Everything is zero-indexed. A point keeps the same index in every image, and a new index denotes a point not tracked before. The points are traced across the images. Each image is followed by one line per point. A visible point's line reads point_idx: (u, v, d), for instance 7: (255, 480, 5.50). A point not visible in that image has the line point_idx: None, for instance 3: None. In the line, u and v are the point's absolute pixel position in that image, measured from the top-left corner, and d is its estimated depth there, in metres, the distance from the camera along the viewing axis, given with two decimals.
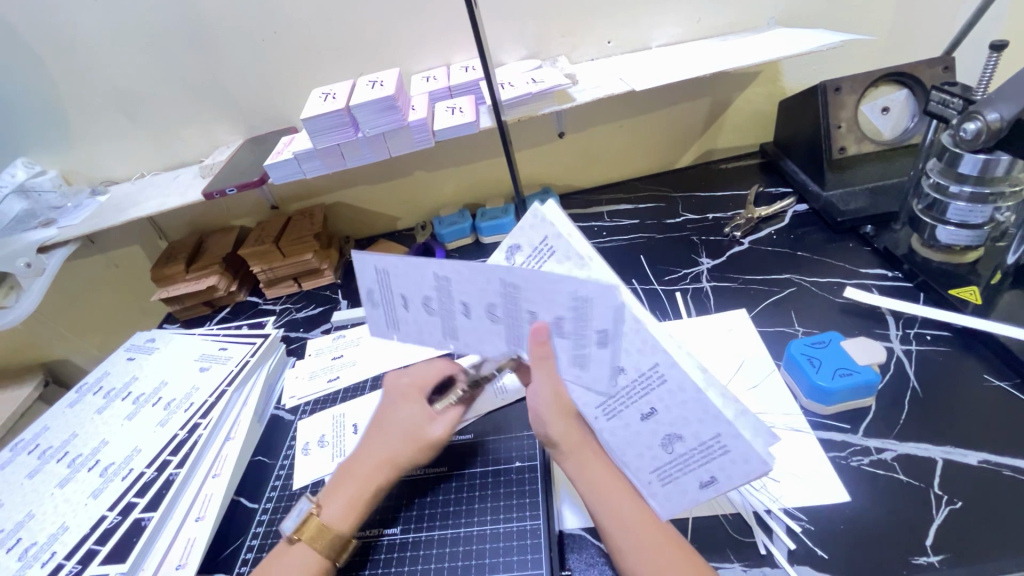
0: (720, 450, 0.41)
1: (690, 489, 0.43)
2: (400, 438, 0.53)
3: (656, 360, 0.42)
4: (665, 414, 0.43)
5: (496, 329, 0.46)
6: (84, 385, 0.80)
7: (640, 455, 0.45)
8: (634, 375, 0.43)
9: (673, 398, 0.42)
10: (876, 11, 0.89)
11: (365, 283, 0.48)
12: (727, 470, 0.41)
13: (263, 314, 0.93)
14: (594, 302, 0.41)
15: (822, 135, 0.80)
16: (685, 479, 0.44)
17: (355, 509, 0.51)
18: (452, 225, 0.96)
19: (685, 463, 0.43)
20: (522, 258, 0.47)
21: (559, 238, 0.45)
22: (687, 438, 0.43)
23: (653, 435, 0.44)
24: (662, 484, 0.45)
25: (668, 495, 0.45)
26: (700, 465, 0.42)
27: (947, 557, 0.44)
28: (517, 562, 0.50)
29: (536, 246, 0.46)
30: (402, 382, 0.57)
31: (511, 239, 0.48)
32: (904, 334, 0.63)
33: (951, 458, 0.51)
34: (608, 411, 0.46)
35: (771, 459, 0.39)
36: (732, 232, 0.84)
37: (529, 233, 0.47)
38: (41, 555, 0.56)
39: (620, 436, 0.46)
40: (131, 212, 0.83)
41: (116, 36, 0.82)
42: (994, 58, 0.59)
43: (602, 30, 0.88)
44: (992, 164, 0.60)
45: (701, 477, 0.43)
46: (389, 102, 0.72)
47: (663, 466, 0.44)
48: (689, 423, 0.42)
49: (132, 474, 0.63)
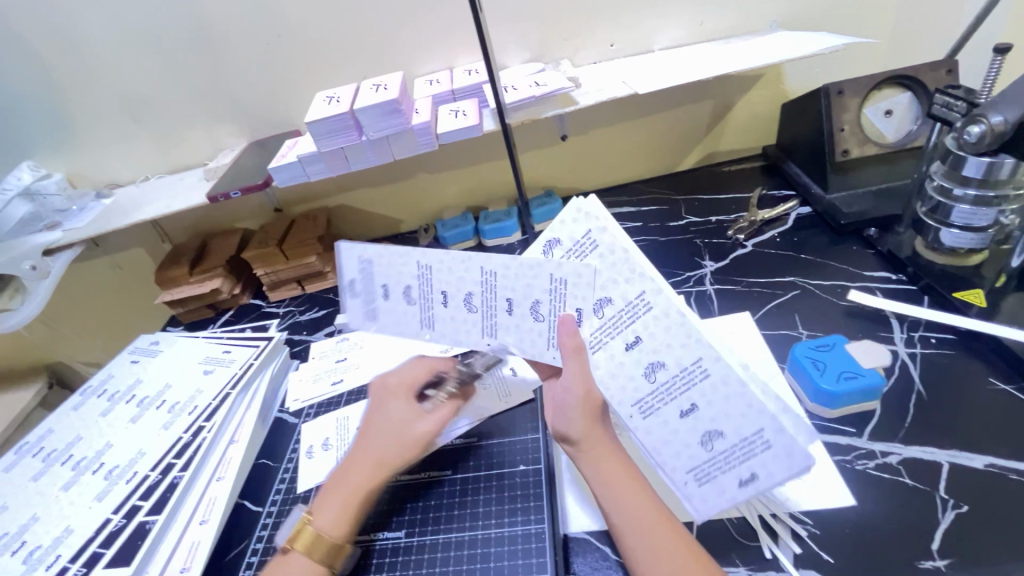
0: (763, 445, 0.40)
1: (729, 489, 0.41)
2: (390, 439, 0.53)
3: (699, 354, 0.43)
4: (705, 411, 0.43)
5: (472, 319, 0.50)
6: (88, 387, 0.80)
7: (677, 454, 0.44)
8: (674, 370, 0.44)
9: (714, 394, 0.42)
10: (880, 13, 0.89)
11: (352, 276, 0.51)
12: (770, 467, 0.39)
13: (267, 317, 0.93)
14: (638, 301, 0.45)
15: (825, 138, 0.81)
16: (724, 478, 0.42)
17: (347, 515, 0.50)
18: (455, 227, 0.96)
19: (725, 462, 0.41)
20: (561, 252, 0.48)
21: (604, 232, 0.46)
22: (728, 435, 0.41)
23: (691, 432, 0.44)
24: (699, 484, 0.43)
25: (705, 496, 0.42)
26: (741, 463, 0.41)
27: (953, 561, 0.44)
28: (521, 565, 0.50)
29: (578, 242, 0.47)
30: (388, 384, 0.57)
31: (550, 233, 0.48)
32: (909, 337, 0.63)
33: (957, 461, 0.51)
34: (645, 408, 0.45)
35: (813, 454, 0.37)
36: (736, 234, 0.84)
37: (570, 226, 0.48)
38: (47, 558, 0.56)
39: (656, 435, 0.45)
40: (135, 215, 0.83)
41: (121, 40, 0.83)
42: (998, 61, 0.59)
43: (605, 33, 0.88)
44: (997, 166, 0.60)
45: (741, 476, 0.41)
46: (392, 106, 0.72)
47: (700, 466, 0.43)
48: (732, 420, 0.41)
49: (138, 477, 0.63)
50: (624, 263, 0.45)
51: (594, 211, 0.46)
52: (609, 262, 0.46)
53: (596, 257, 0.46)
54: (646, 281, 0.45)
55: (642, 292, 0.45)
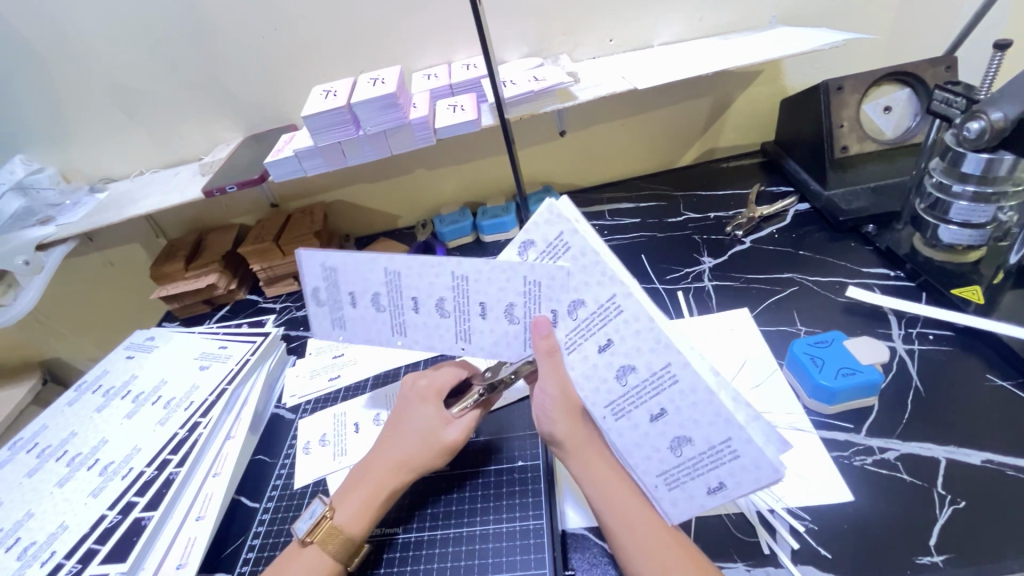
0: (730, 455, 0.41)
1: (697, 494, 0.43)
2: (416, 441, 0.53)
3: (668, 361, 0.42)
4: (674, 414, 0.43)
5: (445, 322, 0.50)
6: (83, 383, 0.80)
7: (647, 457, 0.45)
8: (644, 374, 0.43)
9: (682, 399, 0.42)
10: (878, 10, 0.89)
11: (314, 283, 0.52)
12: (736, 477, 0.41)
13: (264, 312, 0.93)
14: (610, 310, 0.43)
15: (824, 135, 0.80)
16: (692, 483, 0.43)
17: (366, 513, 0.50)
18: (453, 223, 0.96)
19: (693, 467, 0.43)
20: (535, 253, 0.46)
21: (576, 234, 0.43)
22: (697, 442, 0.42)
23: (662, 436, 0.44)
24: (669, 487, 0.44)
25: (675, 499, 0.44)
26: (708, 471, 0.42)
27: (952, 557, 0.44)
28: (520, 561, 0.50)
29: (552, 243, 0.45)
30: (419, 384, 0.57)
31: (522, 235, 0.46)
32: (906, 334, 0.63)
33: (954, 457, 0.51)
34: (615, 410, 0.45)
35: (781, 467, 0.39)
36: (734, 231, 0.84)
37: (542, 228, 0.45)
38: (41, 555, 0.56)
39: (627, 438, 0.45)
40: (130, 210, 0.83)
41: (115, 33, 0.82)
42: (997, 57, 0.59)
43: (604, 28, 0.87)
44: (996, 162, 0.59)
45: (709, 483, 0.42)
46: (390, 100, 0.71)
47: (670, 470, 0.44)
48: (698, 425, 0.42)
49: (133, 473, 0.62)
50: (595, 267, 0.43)
51: (567, 215, 0.44)
52: (581, 265, 0.43)
53: (567, 260, 0.44)
54: (618, 288, 0.42)
55: (614, 299, 0.43)
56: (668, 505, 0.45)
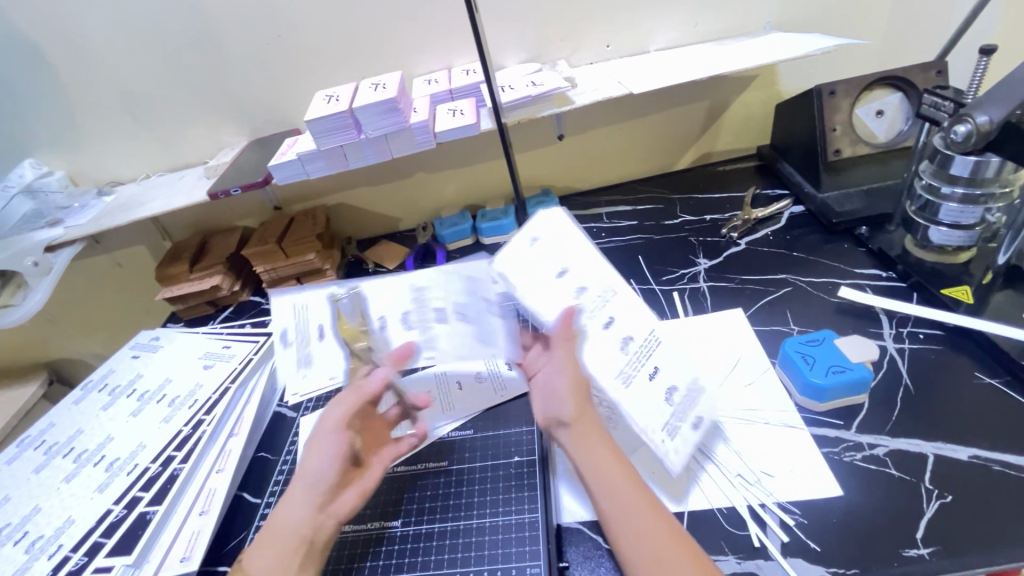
0: (699, 390, 0.55)
1: (689, 434, 0.52)
2: (312, 460, 0.51)
3: (652, 327, 0.57)
4: (664, 371, 0.55)
5: (409, 334, 0.58)
6: (89, 382, 0.81)
7: (649, 413, 0.52)
8: (639, 341, 0.56)
9: (667, 357, 0.56)
10: (871, 16, 0.90)
11: (282, 325, 0.62)
12: (704, 407, 0.54)
13: (266, 313, 0.94)
14: (607, 294, 0.57)
15: (817, 138, 0.82)
16: (683, 427, 0.52)
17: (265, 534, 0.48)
18: (453, 225, 0.97)
19: (683, 410, 0.53)
20: (540, 245, 0.58)
21: (574, 236, 0.59)
22: (682, 388, 0.54)
23: (659, 392, 0.54)
24: (671, 437, 0.52)
25: (678, 444, 0.51)
26: (690, 411, 0.53)
27: (937, 549, 0.45)
28: (516, 553, 0.51)
29: (554, 241, 0.58)
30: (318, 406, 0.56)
31: (530, 230, 0.59)
32: (897, 333, 0.64)
33: (942, 453, 0.52)
34: (625, 377, 0.54)
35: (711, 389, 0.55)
36: (729, 233, 0.85)
37: (544, 228, 0.59)
38: (48, 548, 0.57)
39: (632, 402, 0.53)
40: (137, 212, 0.84)
41: (123, 39, 0.84)
42: (983, 61, 0.60)
43: (602, 34, 0.89)
44: (983, 164, 0.62)
45: (692, 423, 0.53)
46: (391, 104, 0.73)
47: (670, 419, 0.53)
48: (680, 376, 0.55)
49: (138, 469, 0.64)
50: (594, 260, 0.58)
51: (563, 221, 0.59)
52: (580, 258, 0.58)
53: (568, 254, 0.58)
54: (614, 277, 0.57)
55: (610, 287, 0.57)
56: (675, 452, 0.51)
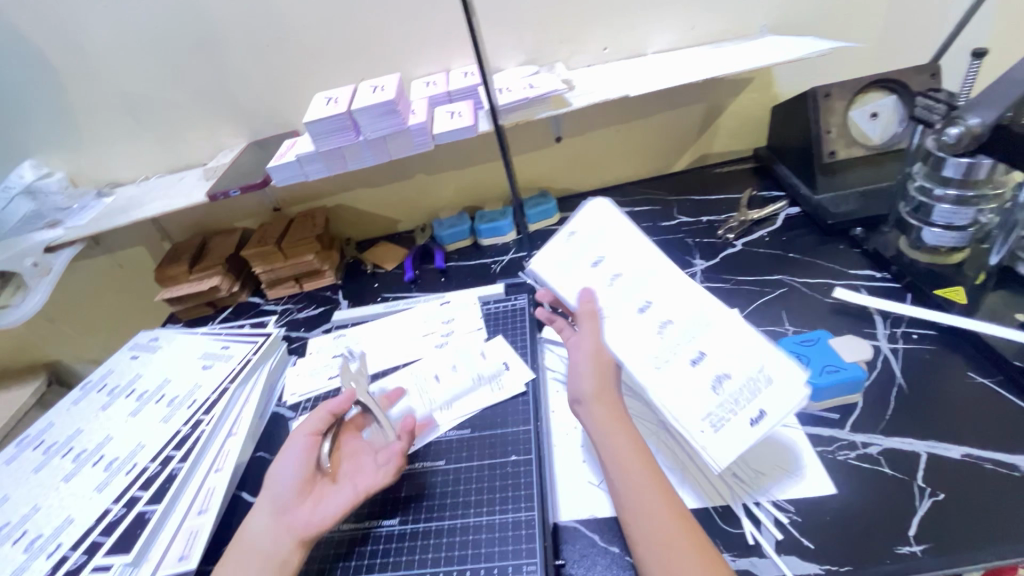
0: (765, 382, 0.47)
1: (743, 431, 0.46)
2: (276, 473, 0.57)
3: (698, 306, 0.53)
4: (712, 357, 0.50)
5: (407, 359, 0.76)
6: (88, 382, 0.81)
7: (689, 399, 0.48)
8: (679, 325, 0.53)
9: (716, 341, 0.51)
10: (867, 19, 0.91)
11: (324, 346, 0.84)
12: (777, 402, 0.46)
13: (265, 314, 0.95)
14: (646, 275, 0.56)
15: (812, 140, 0.82)
16: (736, 421, 0.46)
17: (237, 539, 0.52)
18: (451, 227, 0.98)
19: (735, 403, 0.47)
20: (577, 236, 0.61)
21: (613, 227, 0.60)
22: (736, 376, 0.48)
23: (703, 378, 0.49)
24: (715, 430, 0.46)
25: (725, 441, 0.45)
26: (749, 403, 0.47)
27: (930, 546, 0.46)
28: (513, 551, 0.51)
29: (593, 233, 0.61)
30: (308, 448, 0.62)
31: (571, 224, 0.62)
32: (891, 333, 0.65)
33: (935, 451, 0.52)
34: (658, 361, 0.51)
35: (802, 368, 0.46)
36: (726, 234, 0.86)
37: (587, 223, 0.61)
38: (47, 547, 0.58)
39: (672, 387, 0.49)
40: (137, 213, 0.85)
41: (124, 41, 0.85)
42: (975, 64, 0.61)
43: (599, 36, 0.90)
44: (975, 167, 0.62)
45: (751, 416, 0.46)
46: (390, 106, 0.74)
47: (714, 412, 0.47)
48: (735, 362, 0.49)
49: (137, 469, 0.64)
50: (637, 246, 0.58)
51: (605, 210, 0.61)
52: (619, 243, 0.59)
53: (603, 242, 0.60)
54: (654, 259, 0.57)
55: (650, 269, 0.57)
56: (717, 445, 0.45)
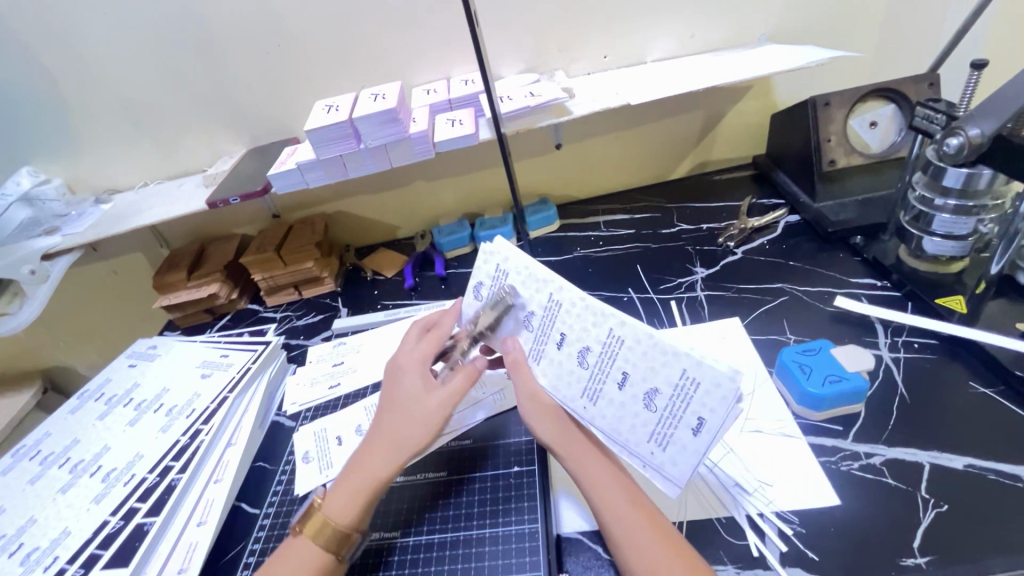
0: (692, 385, 0.44)
1: (688, 443, 0.44)
2: (407, 414, 0.52)
3: (608, 326, 0.48)
4: (635, 376, 0.47)
5: None
6: (86, 391, 0.81)
7: (632, 427, 0.47)
8: (598, 349, 0.48)
9: (634, 355, 0.47)
10: (865, 28, 0.92)
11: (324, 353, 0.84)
12: (709, 405, 0.43)
13: (264, 321, 0.94)
14: (556, 306, 0.50)
15: (812, 149, 0.83)
16: (679, 434, 0.45)
17: (355, 503, 0.50)
18: (452, 234, 0.98)
19: (672, 418, 0.45)
20: (485, 289, 0.55)
21: (509, 261, 0.53)
22: (663, 389, 0.45)
23: (634, 400, 0.47)
24: (663, 449, 0.45)
25: (675, 458, 0.45)
26: (685, 412, 0.44)
27: (934, 558, 0.46)
28: (516, 564, 0.51)
29: (494, 277, 0.54)
30: (396, 362, 0.56)
31: (473, 278, 0.55)
32: (893, 342, 0.65)
33: (938, 462, 0.52)
34: (590, 394, 0.49)
35: (734, 376, 0.42)
36: (726, 242, 0.86)
37: (484, 268, 0.55)
38: (44, 560, 0.57)
39: (609, 417, 0.48)
40: (136, 220, 0.84)
41: (124, 49, 0.84)
42: (975, 75, 0.61)
43: (600, 44, 0.90)
44: (975, 177, 0.63)
45: (691, 425, 0.44)
46: (391, 115, 0.73)
47: (655, 431, 0.46)
48: (658, 374, 0.46)
49: (135, 480, 0.63)
50: (535, 279, 0.51)
51: (499, 251, 0.53)
52: (523, 279, 0.52)
53: (510, 284, 0.53)
54: (554, 287, 0.50)
55: (555, 298, 0.50)
56: (666, 465, 0.45)
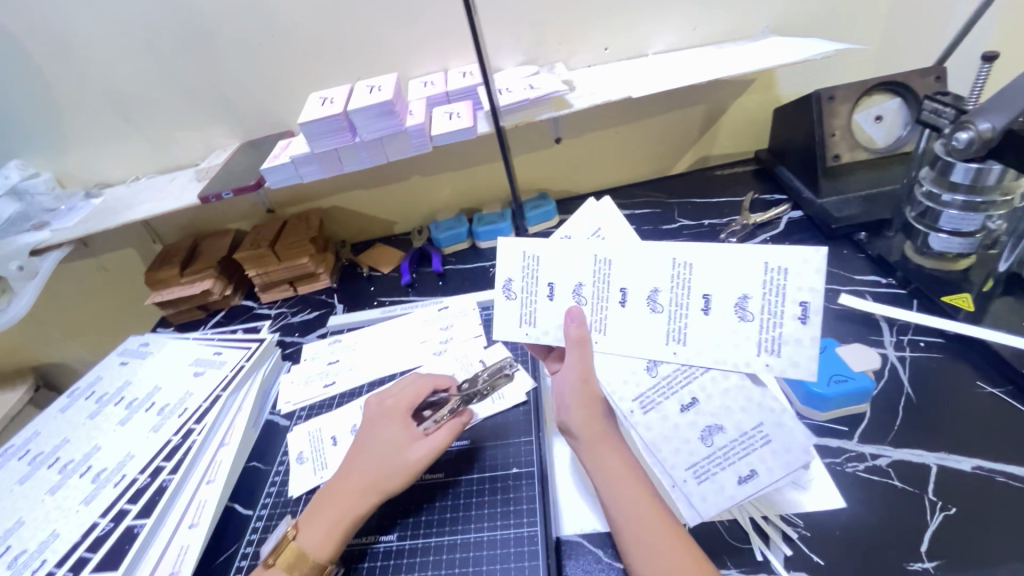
0: (779, 275, 0.42)
1: (727, 486, 0.45)
2: (385, 462, 0.54)
3: (669, 257, 0.46)
4: (718, 295, 0.44)
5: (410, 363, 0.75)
6: (76, 390, 0.79)
7: (676, 451, 0.47)
8: (668, 288, 0.46)
9: (710, 272, 0.44)
10: (870, 20, 0.90)
11: (319, 350, 0.83)
12: (768, 463, 0.45)
13: (259, 318, 0.93)
14: (605, 265, 0.47)
15: (816, 143, 0.81)
16: (722, 475, 0.46)
17: (333, 534, 0.51)
18: (449, 229, 0.96)
19: (775, 318, 0.42)
20: (521, 284, 0.50)
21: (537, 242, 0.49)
22: (728, 430, 0.46)
23: (691, 427, 0.47)
24: (698, 482, 0.46)
25: (795, 359, 0.42)
26: (740, 459, 0.46)
27: (942, 563, 0.44)
28: (514, 568, 0.50)
29: (527, 268, 0.50)
30: (385, 405, 0.59)
31: (503, 275, 0.50)
32: (898, 341, 0.64)
33: (945, 464, 0.51)
34: (675, 337, 0.46)
35: (809, 452, 0.44)
36: (728, 237, 0.84)
37: (511, 263, 0.50)
38: (32, 563, 0.56)
39: (657, 431, 0.48)
40: (127, 215, 0.82)
41: (113, 39, 0.82)
42: (986, 68, 0.60)
43: (600, 36, 0.88)
44: (984, 172, 0.61)
45: (740, 472, 0.45)
46: (386, 107, 0.72)
47: (763, 340, 0.43)
48: (740, 278, 0.43)
49: (125, 481, 0.62)
50: (573, 251, 0.48)
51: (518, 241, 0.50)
52: (558, 255, 0.49)
53: (546, 267, 0.49)
54: (596, 248, 0.48)
55: (600, 259, 0.48)
56: (789, 370, 0.42)
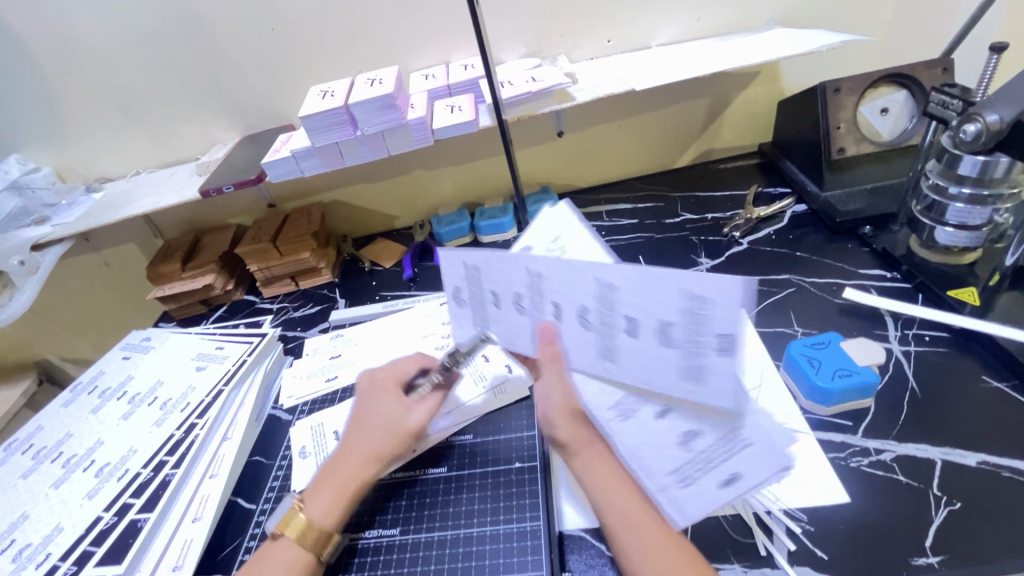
0: (698, 299, 0.39)
1: (710, 491, 0.41)
2: (381, 430, 0.54)
3: (592, 279, 0.43)
4: (641, 319, 0.42)
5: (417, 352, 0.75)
6: (78, 384, 0.79)
7: (657, 457, 0.45)
8: (596, 305, 0.44)
9: (634, 292, 0.42)
10: (875, 11, 0.89)
11: (320, 345, 0.82)
12: (749, 465, 0.40)
13: (261, 313, 0.93)
14: (537, 278, 0.46)
15: (822, 136, 0.81)
16: (705, 480, 0.42)
17: (339, 502, 0.51)
18: (451, 224, 0.96)
19: (692, 346, 0.40)
20: (467, 292, 0.53)
21: (470, 253, 0.50)
22: (706, 433, 0.43)
23: (670, 432, 0.45)
24: (681, 486, 0.43)
25: (719, 386, 0.40)
26: (720, 462, 0.42)
27: (947, 558, 0.44)
28: (517, 562, 0.50)
29: (468, 276, 0.52)
30: (374, 376, 0.58)
31: (450, 283, 0.54)
32: (903, 335, 0.64)
33: (950, 459, 0.51)
34: (607, 354, 0.46)
35: (792, 455, 0.39)
36: (732, 231, 0.83)
37: (455, 274, 0.53)
38: (36, 557, 0.56)
39: (635, 437, 0.46)
40: (127, 209, 0.82)
41: (111, 32, 0.82)
42: (994, 59, 0.59)
43: (603, 28, 0.87)
44: (992, 165, 0.60)
45: (722, 476, 0.41)
46: (388, 100, 0.71)
47: (683, 366, 0.41)
48: (662, 305, 0.41)
49: (128, 475, 0.62)
50: (506, 262, 0.47)
51: (455, 252, 0.51)
52: (493, 264, 0.48)
53: (485, 277, 0.50)
54: (526, 261, 0.46)
55: (532, 272, 0.46)
56: (709, 398, 0.41)
